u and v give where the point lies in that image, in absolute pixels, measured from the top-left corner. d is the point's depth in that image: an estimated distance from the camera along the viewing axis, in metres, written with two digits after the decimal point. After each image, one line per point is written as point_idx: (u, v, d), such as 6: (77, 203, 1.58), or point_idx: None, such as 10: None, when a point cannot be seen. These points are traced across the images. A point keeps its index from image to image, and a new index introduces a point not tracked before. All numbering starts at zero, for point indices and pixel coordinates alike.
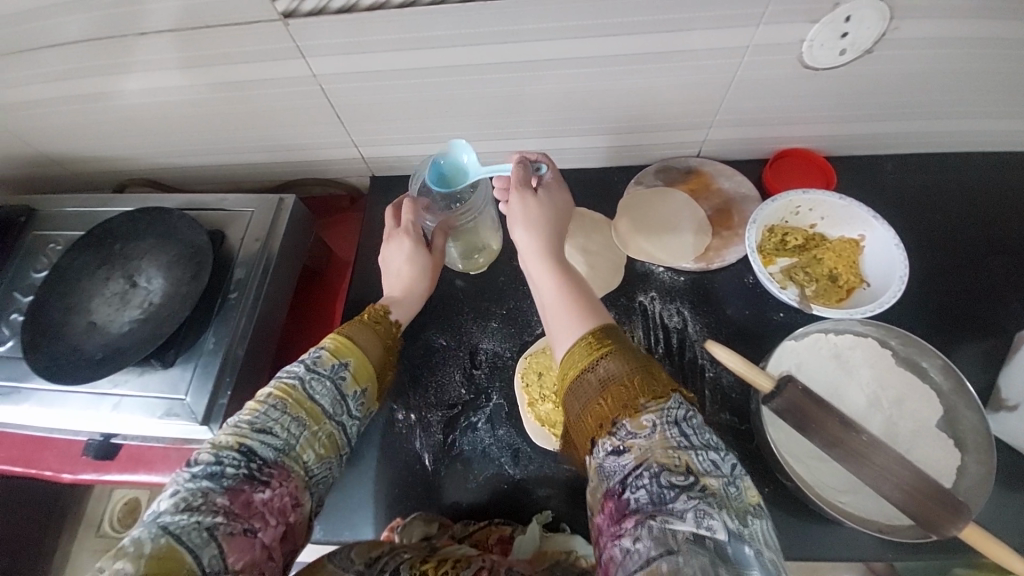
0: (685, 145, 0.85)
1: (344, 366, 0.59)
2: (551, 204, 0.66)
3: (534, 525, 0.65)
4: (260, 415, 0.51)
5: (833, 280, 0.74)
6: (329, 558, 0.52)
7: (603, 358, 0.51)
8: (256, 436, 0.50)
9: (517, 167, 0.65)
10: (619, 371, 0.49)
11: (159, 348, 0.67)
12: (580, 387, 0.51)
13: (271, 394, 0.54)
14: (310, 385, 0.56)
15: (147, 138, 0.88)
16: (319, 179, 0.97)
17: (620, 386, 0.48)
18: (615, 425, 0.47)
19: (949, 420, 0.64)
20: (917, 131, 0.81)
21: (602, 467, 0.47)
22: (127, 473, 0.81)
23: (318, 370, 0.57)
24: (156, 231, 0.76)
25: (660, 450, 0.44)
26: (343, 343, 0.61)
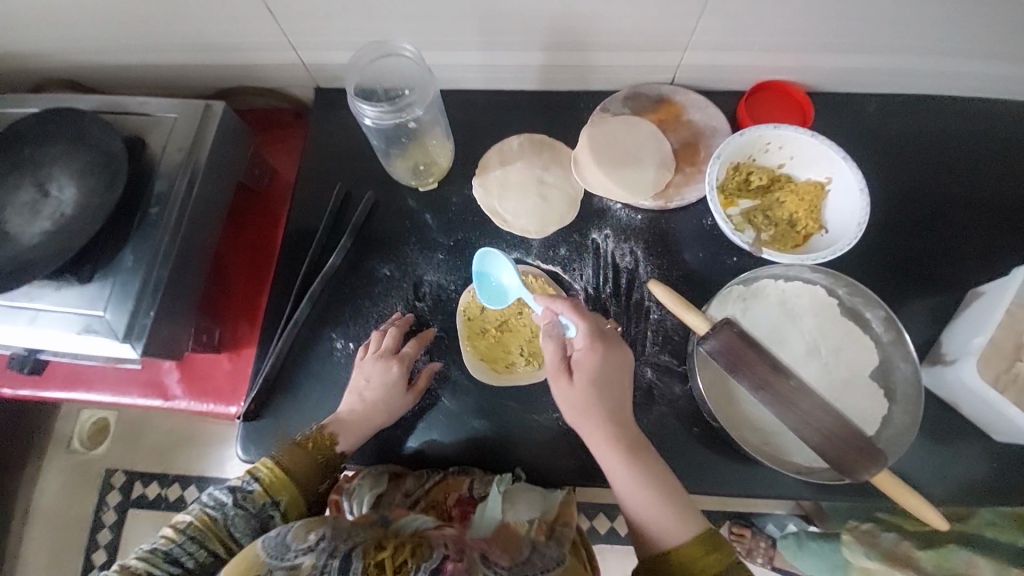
0: (658, 68, 0.78)
1: (272, 505, 0.60)
2: (602, 376, 0.60)
3: (495, 487, 0.64)
4: (174, 547, 0.56)
5: (791, 225, 0.71)
6: (265, 551, 0.52)
7: (703, 570, 0.54)
8: (167, 564, 0.56)
9: (550, 355, 0.61)
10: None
11: (73, 263, 0.63)
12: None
13: (191, 523, 0.58)
14: (230, 518, 0.59)
15: (56, 32, 0.78)
16: (258, 88, 0.88)
17: None
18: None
19: (885, 372, 0.64)
20: (906, 67, 0.75)
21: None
22: (65, 391, 0.80)
23: (244, 504, 0.59)
24: (67, 134, 0.69)
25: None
26: (279, 480, 0.61)
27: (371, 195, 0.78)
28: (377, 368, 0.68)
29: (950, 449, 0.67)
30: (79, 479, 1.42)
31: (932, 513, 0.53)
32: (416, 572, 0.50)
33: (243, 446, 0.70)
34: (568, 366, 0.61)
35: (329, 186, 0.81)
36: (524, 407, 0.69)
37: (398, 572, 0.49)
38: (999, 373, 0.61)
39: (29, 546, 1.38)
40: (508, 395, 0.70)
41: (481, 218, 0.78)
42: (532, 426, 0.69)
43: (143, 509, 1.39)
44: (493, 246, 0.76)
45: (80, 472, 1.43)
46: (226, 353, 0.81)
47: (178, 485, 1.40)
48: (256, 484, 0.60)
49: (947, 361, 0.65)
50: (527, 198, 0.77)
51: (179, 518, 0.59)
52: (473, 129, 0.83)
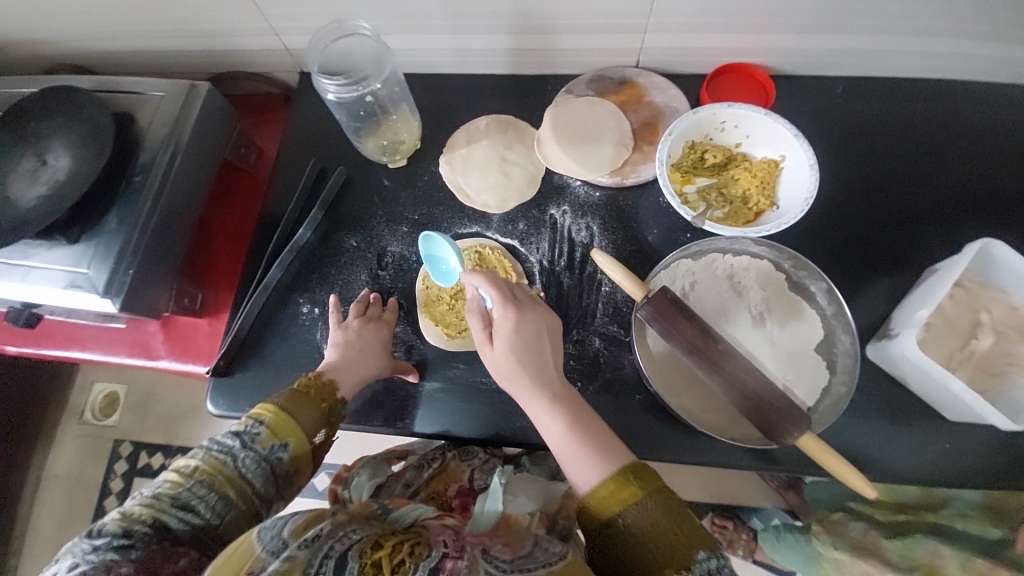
0: (620, 51, 0.80)
1: (282, 446, 0.59)
2: (516, 340, 0.58)
3: (497, 478, 0.69)
4: (183, 491, 0.54)
5: (744, 202, 0.72)
6: (260, 542, 0.48)
7: (647, 497, 0.50)
8: (174, 510, 0.53)
9: (472, 321, 0.62)
10: (653, 522, 0.49)
11: (63, 224, 0.69)
12: (636, 510, 0.50)
13: (199, 468, 0.56)
14: (240, 460, 0.58)
15: (67, 20, 0.85)
16: (248, 73, 0.95)
17: (668, 531, 0.49)
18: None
19: (828, 345, 0.65)
20: (868, 48, 0.75)
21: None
22: (62, 350, 0.86)
23: (253, 446, 0.58)
24: (64, 110, 0.75)
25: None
26: (285, 424, 0.60)
27: (343, 170, 0.83)
28: (373, 333, 0.71)
29: (908, 431, 0.65)
30: (90, 448, 1.51)
31: (855, 477, 0.53)
32: (415, 570, 0.46)
33: (212, 400, 0.75)
34: (489, 330, 0.61)
35: (307, 163, 0.85)
36: (474, 372, 0.72)
37: (395, 571, 0.46)
38: (954, 351, 0.61)
39: (42, 509, 1.47)
40: (458, 360, 0.72)
41: (446, 194, 0.81)
42: (478, 388, 0.71)
43: (146, 478, 1.46)
44: (455, 220, 0.80)
45: (91, 442, 1.51)
46: (206, 316, 0.86)
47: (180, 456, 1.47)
48: (264, 427, 0.60)
49: (891, 334, 0.65)
50: (488, 174, 0.80)
51: (182, 463, 0.57)
52: (445, 111, 0.86)
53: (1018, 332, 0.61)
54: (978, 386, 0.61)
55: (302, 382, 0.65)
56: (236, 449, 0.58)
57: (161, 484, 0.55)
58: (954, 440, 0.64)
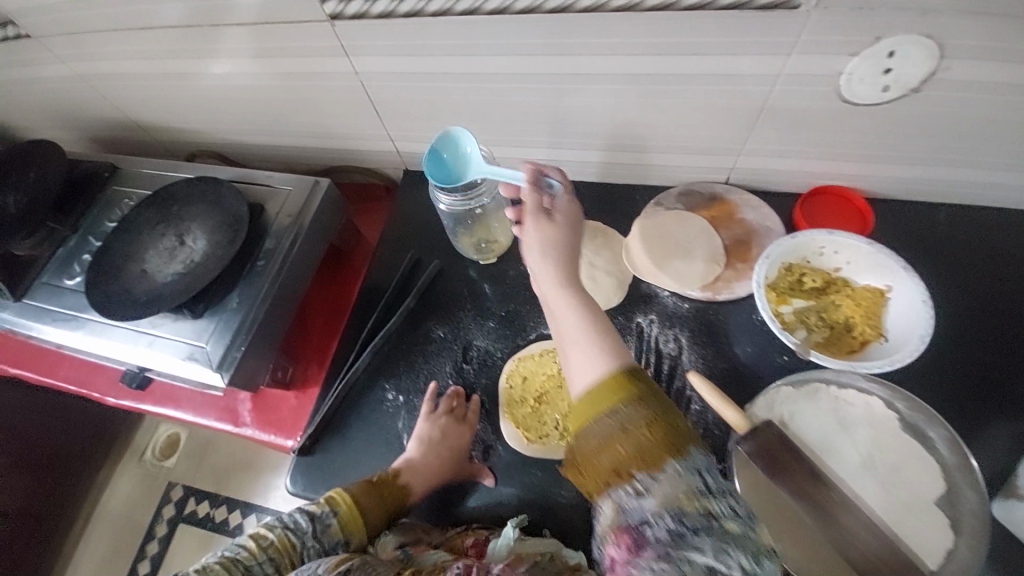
0: (712, 170, 0.83)
1: (342, 544, 0.63)
2: (569, 228, 0.60)
3: (509, 528, 0.64)
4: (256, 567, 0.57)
5: (847, 330, 0.70)
6: None
7: (630, 402, 0.46)
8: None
9: (529, 185, 0.62)
10: (643, 418, 0.45)
11: (192, 301, 0.76)
12: (611, 416, 0.46)
13: (273, 544, 0.59)
14: (308, 549, 0.60)
15: (219, 117, 0.99)
16: (359, 167, 1.05)
17: (643, 435, 0.44)
18: (633, 472, 0.43)
19: (952, 499, 0.58)
20: (977, 181, 0.73)
21: (618, 506, 0.43)
22: (158, 406, 0.92)
23: (321, 538, 0.61)
24: (206, 198, 0.86)
25: (681, 492, 0.41)
26: (353, 519, 0.64)
27: (437, 264, 0.88)
28: (459, 435, 0.72)
29: None
30: (147, 488, 1.55)
31: None
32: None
33: (291, 476, 0.77)
34: (545, 206, 0.61)
35: (404, 253, 0.91)
36: (553, 483, 0.69)
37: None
38: None
39: (90, 543, 1.50)
40: (536, 467, 0.71)
41: (532, 292, 0.84)
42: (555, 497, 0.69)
43: (192, 525, 1.48)
44: (540, 319, 0.81)
45: (149, 481, 1.56)
46: (293, 390, 0.90)
47: (225, 507, 1.48)
48: (335, 518, 0.63)
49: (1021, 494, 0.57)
50: None
51: (261, 532, 0.60)
52: None
53: None
54: None
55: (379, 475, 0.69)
56: (308, 533, 0.61)
57: (234, 549, 0.58)
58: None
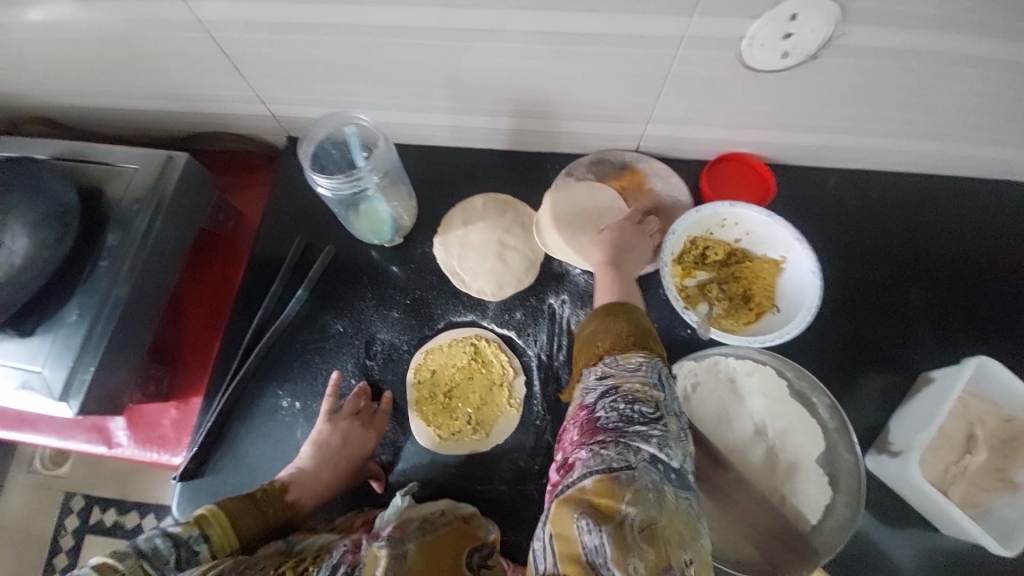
0: (621, 137, 0.79)
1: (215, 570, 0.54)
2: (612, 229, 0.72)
3: (398, 498, 0.63)
4: None
5: (745, 301, 0.71)
6: None
7: (611, 317, 0.55)
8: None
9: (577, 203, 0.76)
10: (611, 329, 0.54)
11: (16, 319, 0.63)
12: (596, 327, 0.56)
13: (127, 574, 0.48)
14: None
15: (30, 75, 0.79)
16: (231, 133, 0.90)
17: (618, 335, 0.53)
18: (607, 356, 0.52)
19: (830, 458, 0.66)
20: (862, 148, 0.75)
21: (586, 385, 0.52)
22: (10, 432, 0.79)
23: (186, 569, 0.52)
24: (20, 180, 0.67)
25: (638, 383, 0.49)
26: (227, 542, 0.55)
27: (330, 249, 0.79)
28: (361, 445, 0.68)
29: (895, 534, 0.66)
30: (41, 501, 1.36)
31: None
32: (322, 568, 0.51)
33: (176, 504, 0.69)
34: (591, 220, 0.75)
35: (291, 238, 0.81)
36: (468, 476, 0.69)
37: None
38: (950, 466, 0.62)
39: None
40: (450, 461, 0.69)
41: (439, 277, 0.78)
42: (473, 496, 0.68)
43: (98, 536, 1.32)
44: (449, 306, 0.76)
45: (41, 494, 1.37)
46: (174, 401, 0.79)
47: (134, 512, 1.33)
48: (204, 545, 0.54)
49: (892, 451, 0.65)
50: (484, 260, 0.77)
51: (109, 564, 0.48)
52: (438, 187, 0.83)
53: (1011, 446, 0.62)
54: (973, 505, 0.61)
55: (261, 490, 0.62)
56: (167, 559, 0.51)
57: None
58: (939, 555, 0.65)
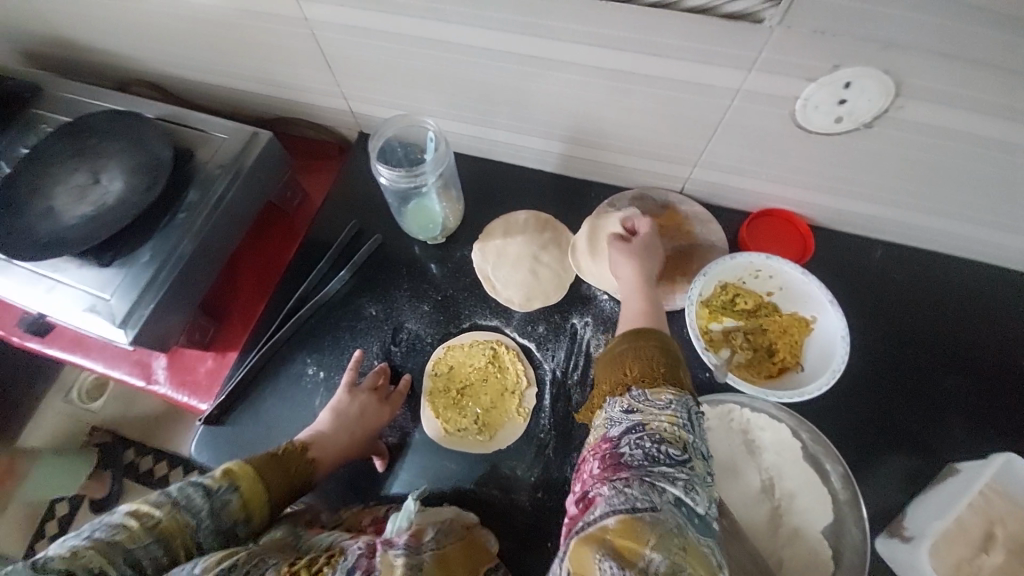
0: (669, 177, 0.82)
1: (244, 523, 0.55)
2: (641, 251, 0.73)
3: (410, 501, 0.63)
4: (137, 552, 0.48)
5: (769, 354, 0.71)
6: None
7: (647, 346, 0.56)
8: (124, 566, 0.47)
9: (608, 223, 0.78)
10: (642, 355, 0.55)
11: (98, 249, 0.71)
12: (625, 355, 0.56)
13: (159, 525, 0.50)
14: (202, 528, 0.52)
15: (156, 48, 0.90)
16: (311, 122, 0.99)
17: (648, 366, 0.54)
18: (634, 388, 0.53)
19: (836, 530, 0.63)
20: (909, 224, 0.75)
21: (610, 417, 0.52)
22: (65, 352, 0.86)
23: (219, 517, 0.54)
24: (130, 136, 0.78)
25: (664, 423, 0.49)
26: (257, 492, 0.57)
27: (378, 237, 0.84)
28: (375, 418, 0.71)
29: None
30: (71, 431, 1.44)
31: None
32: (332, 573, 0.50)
33: (196, 445, 0.74)
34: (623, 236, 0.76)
35: (345, 222, 0.87)
36: (466, 474, 0.70)
37: None
38: (963, 561, 0.58)
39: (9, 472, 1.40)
40: (450, 456, 0.71)
41: (472, 280, 0.82)
42: (467, 495, 0.70)
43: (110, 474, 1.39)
44: (476, 309, 0.80)
45: (72, 424, 1.45)
46: (213, 351, 0.86)
47: (151, 457, 1.40)
48: (235, 495, 0.56)
49: (904, 536, 0.63)
50: (518, 271, 0.81)
51: (144, 510, 0.51)
52: (487, 197, 0.88)
53: None
54: None
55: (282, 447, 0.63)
56: (202, 512, 0.53)
57: (112, 529, 0.49)
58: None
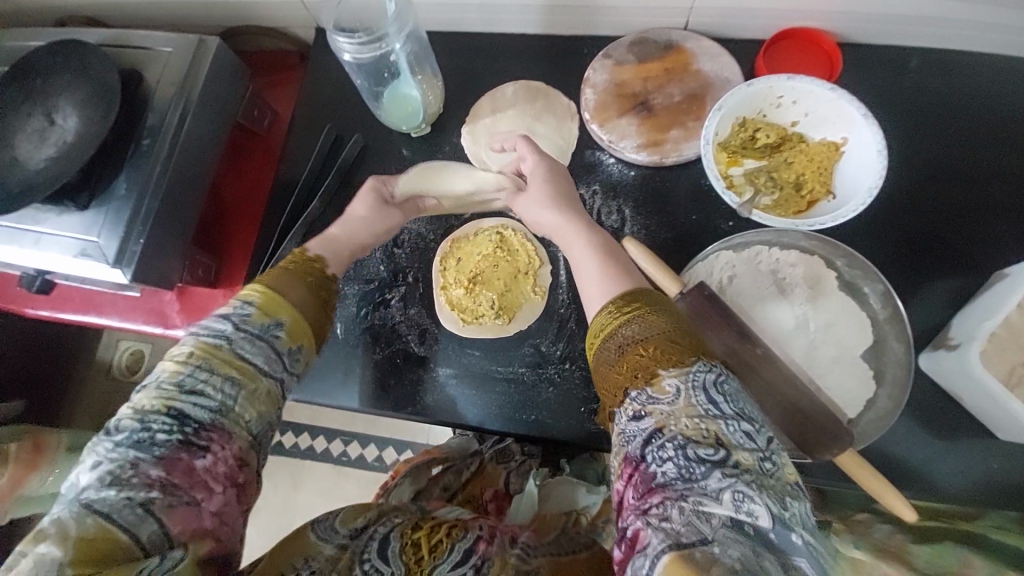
0: (670, 12, 0.71)
1: (277, 324, 0.48)
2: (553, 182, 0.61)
3: (530, 484, 0.70)
4: (181, 377, 0.42)
5: (797, 188, 0.65)
6: (313, 529, 0.50)
7: (629, 322, 0.43)
8: (186, 397, 0.42)
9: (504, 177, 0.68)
10: (650, 333, 0.42)
11: (71, 190, 0.67)
12: (604, 349, 0.44)
13: (190, 353, 0.44)
14: (237, 343, 0.45)
15: None
16: (261, 28, 0.88)
17: (642, 351, 0.41)
18: (632, 389, 0.41)
19: (877, 355, 0.61)
20: (958, 17, 0.63)
21: (622, 432, 0.40)
22: (79, 314, 0.86)
23: (246, 327, 0.46)
24: (71, 66, 0.70)
25: (685, 421, 0.37)
26: (272, 299, 0.49)
27: (359, 138, 0.78)
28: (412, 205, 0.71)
29: (939, 440, 0.63)
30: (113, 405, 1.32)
31: (895, 497, 0.52)
32: (451, 549, 0.50)
33: None
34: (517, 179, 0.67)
35: (322, 130, 0.80)
36: (492, 360, 0.70)
37: (434, 549, 0.50)
38: (1017, 366, 0.55)
39: None
40: (474, 345, 0.70)
41: None
42: (496, 377, 0.69)
43: None
44: None
45: (113, 403, 1.32)
46: (221, 287, 0.85)
47: None
48: (253, 307, 0.48)
49: (949, 345, 0.60)
50: (514, 148, 0.75)
51: (170, 351, 0.44)
52: (469, 76, 0.78)
53: None
54: None
55: (288, 263, 0.54)
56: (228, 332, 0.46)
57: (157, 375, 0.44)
58: (988, 462, 0.62)
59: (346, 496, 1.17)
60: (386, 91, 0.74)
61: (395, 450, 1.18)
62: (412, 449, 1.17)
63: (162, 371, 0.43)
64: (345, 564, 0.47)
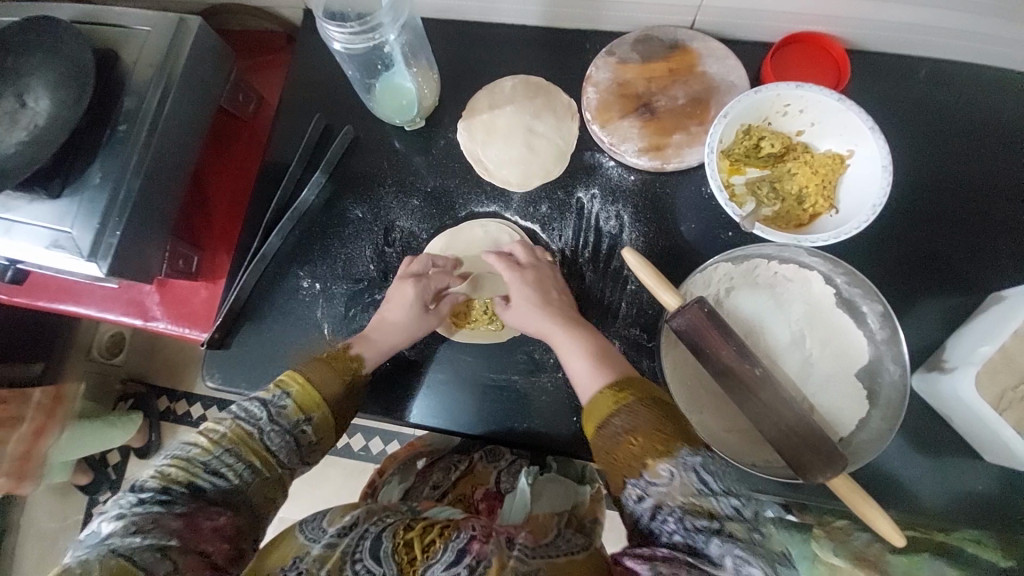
0: (677, 9, 0.68)
1: (307, 421, 0.53)
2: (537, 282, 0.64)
3: (524, 481, 0.67)
4: (212, 457, 0.48)
5: (799, 201, 0.64)
6: (301, 531, 0.48)
7: (620, 412, 0.48)
8: (207, 474, 0.48)
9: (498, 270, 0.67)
10: (637, 424, 0.47)
11: (41, 177, 0.63)
12: (603, 433, 0.48)
13: (224, 435, 0.50)
14: (266, 432, 0.51)
15: None
16: (247, 6, 0.83)
17: (635, 440, 0.46)
18: (631, 475, 0.45)
19: (871, 373, 0.61)
20: (970, 30, 0.62)
21: (631, 510, 0.45)
22: (55, 303, 0.83)
23: (278, 421, 0.52)
24: (46, 45, 0.65)
25: (682, 496, 0.42)
26: (310, 395, 0.54)
27: (349, 130, 0.74)
28: (444, 281, 0.68)
29: (926, 458, 0.63)
30: (97, 389, 1.29)
31: (886, 522, 0.51)
32: (444, 549, 0.46)
33: (207, 368, 0.72)
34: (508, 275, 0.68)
35: (311, 119, 0.77)
36: (484, 365, 0.68)
37: (426, 550, 0.46)
38: (1006, 390, 0.56)
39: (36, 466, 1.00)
40: (465, 350, 0.69)
41: (463, 165, 0.73)
42: (487, 384, 0.68)
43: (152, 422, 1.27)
44: (472, 197, 0.73)
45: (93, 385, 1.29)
46: (204, 280, 0.82)
47: (185, 400, 1.26)
48: (289, 400, 0.54)
49: (944, 368, 0.60)
50: (512, 147, 0.72)
51: (208, 428, 0.50)
52: (465, 68, 0.75)
53: None
54: None
55: (330, 355, 0.60)
56: (262, 420, 0.52)
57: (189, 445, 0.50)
58: (973, 480, 0.62)
59: (331, 486, 1.16)
60: (379, 83, 0.71)
61: (382, 441, 1.17)
62: (398, 440, 1.16)
63: (199, 446, 0.49)
64: (335, 564, 0.45)
